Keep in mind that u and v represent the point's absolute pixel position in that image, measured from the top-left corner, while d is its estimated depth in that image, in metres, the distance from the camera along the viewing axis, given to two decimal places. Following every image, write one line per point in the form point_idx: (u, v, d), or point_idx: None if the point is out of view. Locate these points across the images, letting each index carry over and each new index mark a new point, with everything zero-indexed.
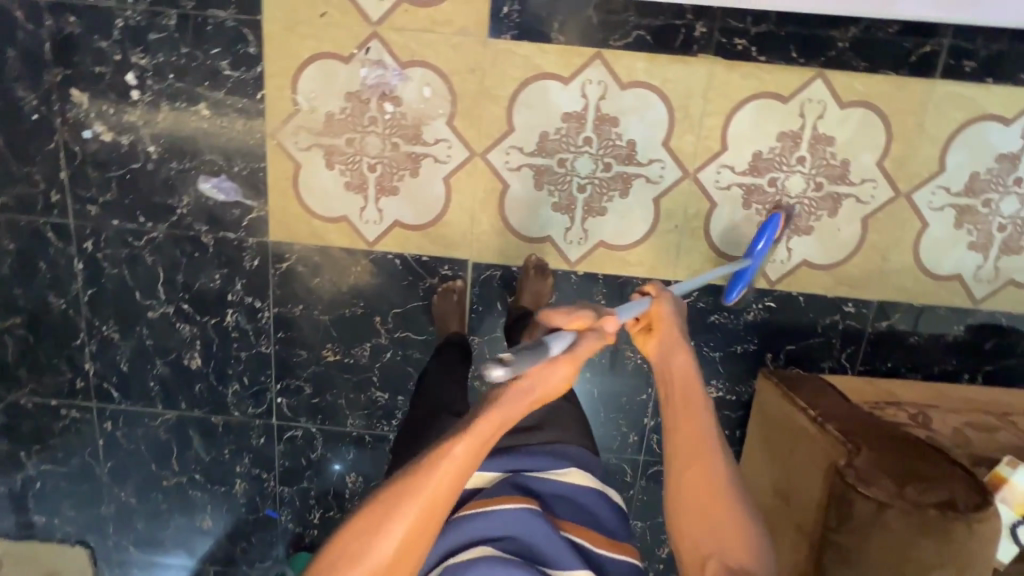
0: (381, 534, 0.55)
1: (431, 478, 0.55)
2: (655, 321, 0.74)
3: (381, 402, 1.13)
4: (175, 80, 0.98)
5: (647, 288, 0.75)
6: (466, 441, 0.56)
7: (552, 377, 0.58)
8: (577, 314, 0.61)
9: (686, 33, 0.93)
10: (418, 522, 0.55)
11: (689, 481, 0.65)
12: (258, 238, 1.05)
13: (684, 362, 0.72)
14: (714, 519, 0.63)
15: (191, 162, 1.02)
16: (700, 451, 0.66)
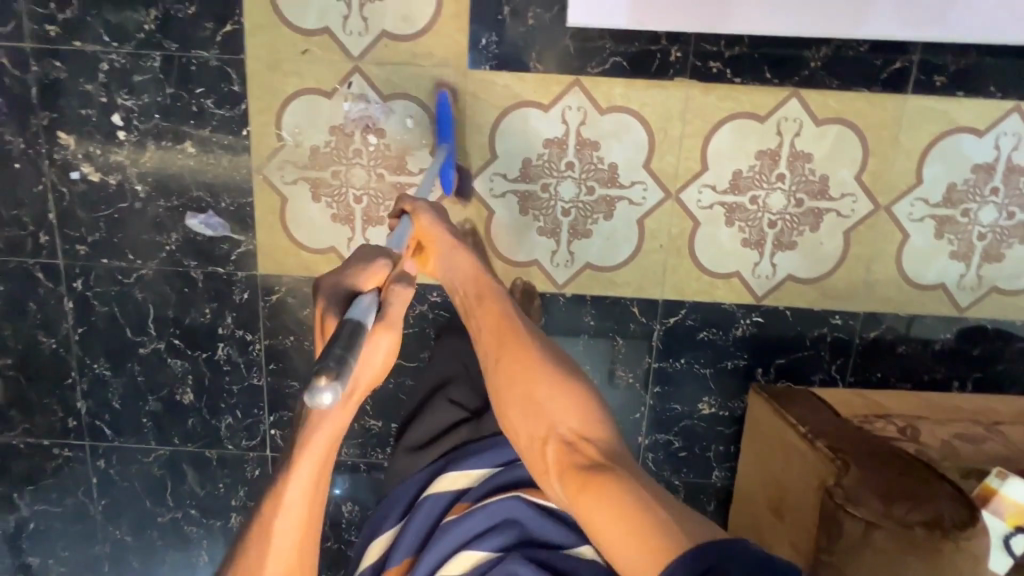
0: (278, 518, 0.61)
1: (302, 465, 0.60)
2: (426, 239, 0.78)
3: (375, 430, 1.13)
4: (162, 119, 0.99)
5: (404, 208, 0.77)
6: (333, 420, 0.60)
7: (371, 354, 0.59)
8: (372, 271, 0.63)
9: (662, 57, 0.95)
10: (306, 495, 0.61)
11: (519, 367, 0.74)
12: (248, 272, 1.06)
13: (462, 263, 0.79)
14: (555, 401, 0.73)
15: (179, 198, 1.03)
16: (511, 336, 0.76)
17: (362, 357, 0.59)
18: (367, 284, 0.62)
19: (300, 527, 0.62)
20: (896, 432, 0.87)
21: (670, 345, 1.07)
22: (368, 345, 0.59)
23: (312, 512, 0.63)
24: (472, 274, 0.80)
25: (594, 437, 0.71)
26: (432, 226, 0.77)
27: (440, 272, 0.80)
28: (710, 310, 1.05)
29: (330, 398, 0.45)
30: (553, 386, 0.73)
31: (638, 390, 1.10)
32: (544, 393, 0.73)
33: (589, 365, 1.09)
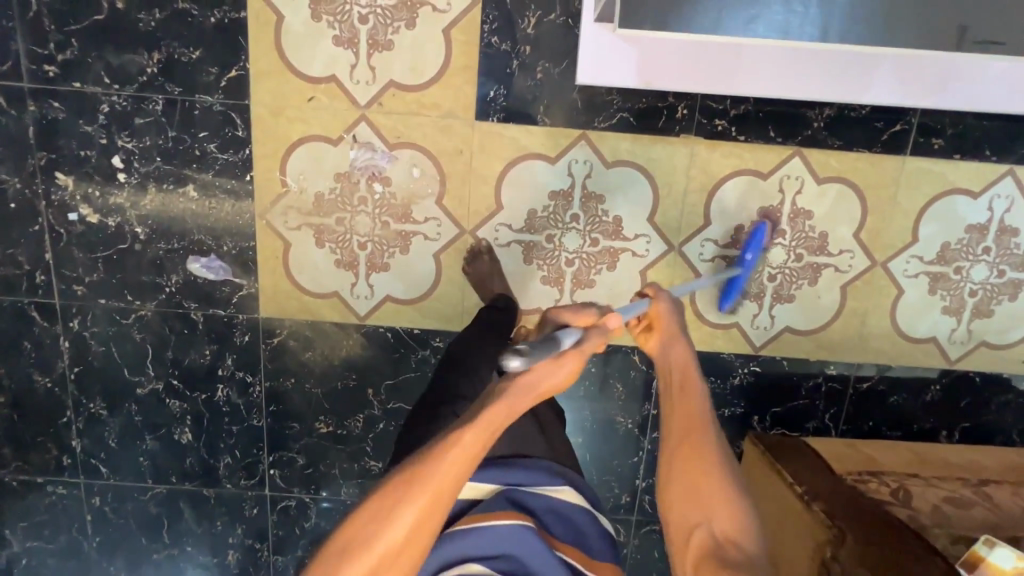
0: (394, 520, 0.55)
1: (439, 466, 0.56)
2: (654, 319, 0.79)
3: (375, 471, 1.13)
4: (163, 163, 0.98)
5: (647, 291, 0.80)
6: (471, 430, 0.57)
7: (555, 370, 0.58)
8: (583, 312, 0.64)
9: (668, 114, 0.96)
10: (431, 507, 0.55)
11: (687, 450, 0.72)
12: (249, 315, 1.05)
13: (680, 353, 0.77)
14: (711, 504, 0.69)
15: (180, 242, 1.02)
16: (693, 426, 0.73)
17: (523, 380, 0.58)
18: (576, 322, 0.63)
19: (405, 541, 0.55)
20: (889, 493, 0.91)
21: None
22: (548, 365, 0.58)
23: (424, 526, 0.55)
24: (683, 363, 0.77)
25: (745, 545, 0.66)
26: (661, 308, 0.78)
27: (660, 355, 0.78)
28: (709, 359, 1.07)
29: (517, 364, 0.54)
30: (721, 496, 0.69)
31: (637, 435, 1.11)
32: (706, 497, 0.69)
33: (589, 410, 1.10)
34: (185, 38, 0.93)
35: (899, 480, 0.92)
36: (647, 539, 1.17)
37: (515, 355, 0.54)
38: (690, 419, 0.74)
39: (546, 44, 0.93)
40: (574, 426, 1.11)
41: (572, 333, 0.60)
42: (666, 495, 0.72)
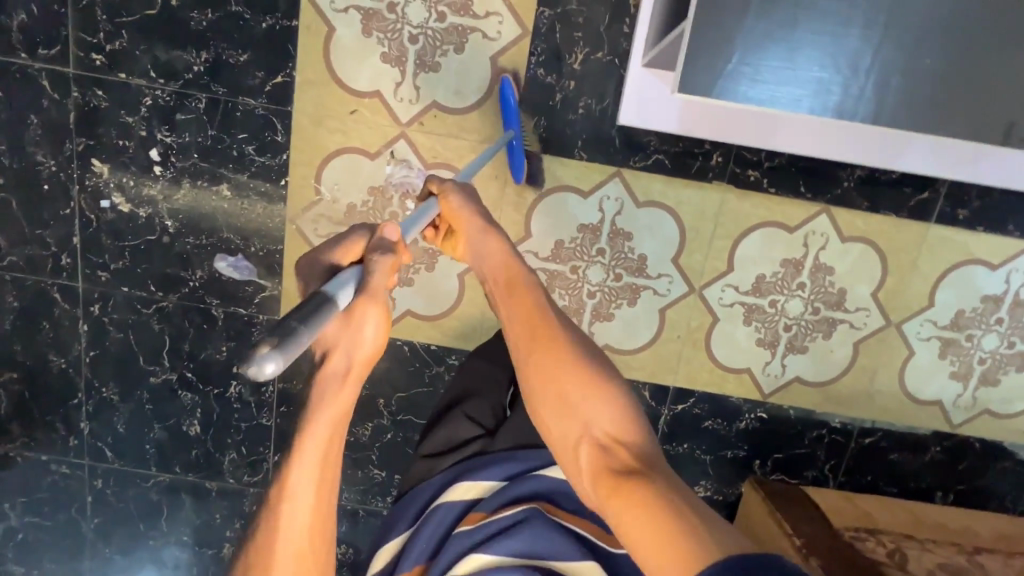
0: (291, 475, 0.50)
1: (318, 411, 0.49)
2: (450, 219, 0.72)
3: (377, 480, 1.14)
4: (200, 160, 0.99)
5: (433, 189, 0.73)
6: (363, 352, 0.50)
7: (355, 325, 0.49)
8: (349, 247, 0.56)
9: (703, 160, 0.97)
10: (322, 448, 0.50)
11: (536, 363, 0.64)
12: (269, 316, 1.06)
13: (495, 247, 0.70)
14: (582, 407, 0.61)
15: (209, 238, 1.03)
16: (540, 329, 0.66)
17: (334, 325, 0.48)
18: (346, 260, 0.55)
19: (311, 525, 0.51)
20: (885, 554, 0.93)
21: (675, 429, 1.10)
22: (339, 327, 0.49)
23: (329, 472, 0.51)
24: (500, 257, 0.70)
25: (628, 446, 0.60)
26: (462, 205, 0.70)
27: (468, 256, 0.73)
28: (717, 401, 1.09)
29: (276, 369, 0.38)
30: (575, 380, 0.62)
31: None
32: (565, 370, 0.63)
33: None
34: (234, 41, 0.94)
35: (896, 542, 0.95)
36: None
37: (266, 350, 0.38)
38: (533, 305, 0.67)
39: (590, 81, 0.94)
40: None
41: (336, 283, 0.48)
42: (533, 392, 0.64)
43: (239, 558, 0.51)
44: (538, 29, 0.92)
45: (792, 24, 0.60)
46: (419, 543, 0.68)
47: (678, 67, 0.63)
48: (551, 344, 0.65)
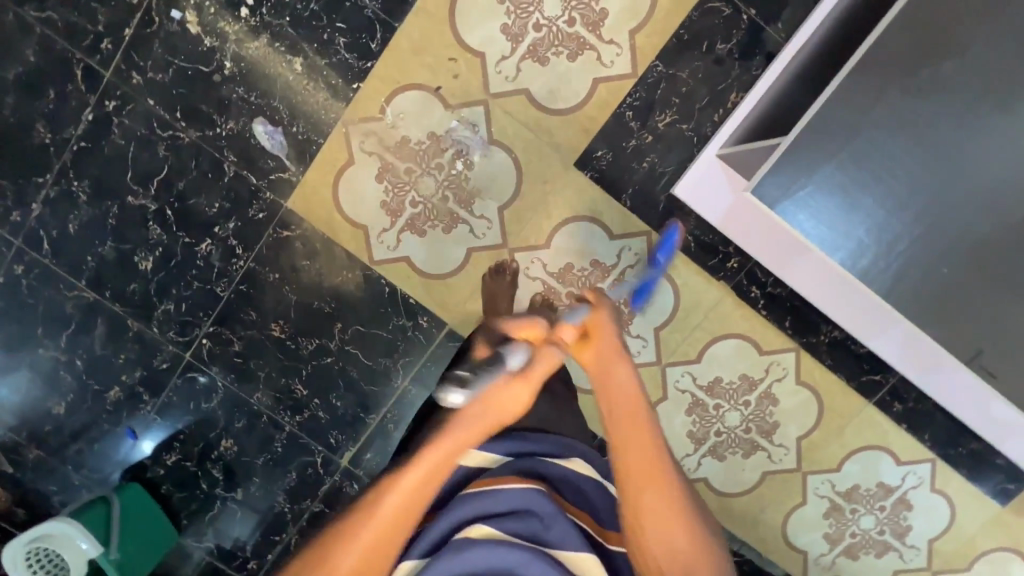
0: (373, 505, 0.58)
1: (426, 454, 0.61)
2: (593, 329, 0.72)
3: (297, 394, 1.14)
4: (289, 25, 0.99)
5: (587, 295, 0.76)
6: (477, 408, 0.64)
7: (507, 393, 0.65)
8: (531, 325, 0.71)
9: (721, 258, 1.05)
10: (410, 480, 0.59)
11: (633, 452, 0.64)
12: (276, 197, 1.05)
13: (625, 374, 0.69)
14: (676, 525, 0.62)
15: (257, 98, 1.01)
16: (635, 414, 0.66)
17: (484, 404, 0.65)
18: (521, 334, 0.71)
19: (392, 522, 0.58)
20: None
21: None
22: (478, 409, 0.65)
23: (407, 504, 0.58)
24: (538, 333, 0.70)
25: (676, 538, 0.62)
26: (600, 319, 0.72)
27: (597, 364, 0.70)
28: None
29: (459, 399, 0.68)
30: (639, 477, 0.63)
31: None
32: (652, 440, 0.65)
33: None
34: None
35: None
36: None
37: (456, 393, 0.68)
38: (597, 373, 0.69)
39: (665, 144, 1.00)
40: None
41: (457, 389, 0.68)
42: (632, 519, 0.62)
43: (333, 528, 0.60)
44: (645, 78, 0.98)
45: (863, 185, 0.70)
46: None
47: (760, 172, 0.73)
48: (614, 428, 0.65)
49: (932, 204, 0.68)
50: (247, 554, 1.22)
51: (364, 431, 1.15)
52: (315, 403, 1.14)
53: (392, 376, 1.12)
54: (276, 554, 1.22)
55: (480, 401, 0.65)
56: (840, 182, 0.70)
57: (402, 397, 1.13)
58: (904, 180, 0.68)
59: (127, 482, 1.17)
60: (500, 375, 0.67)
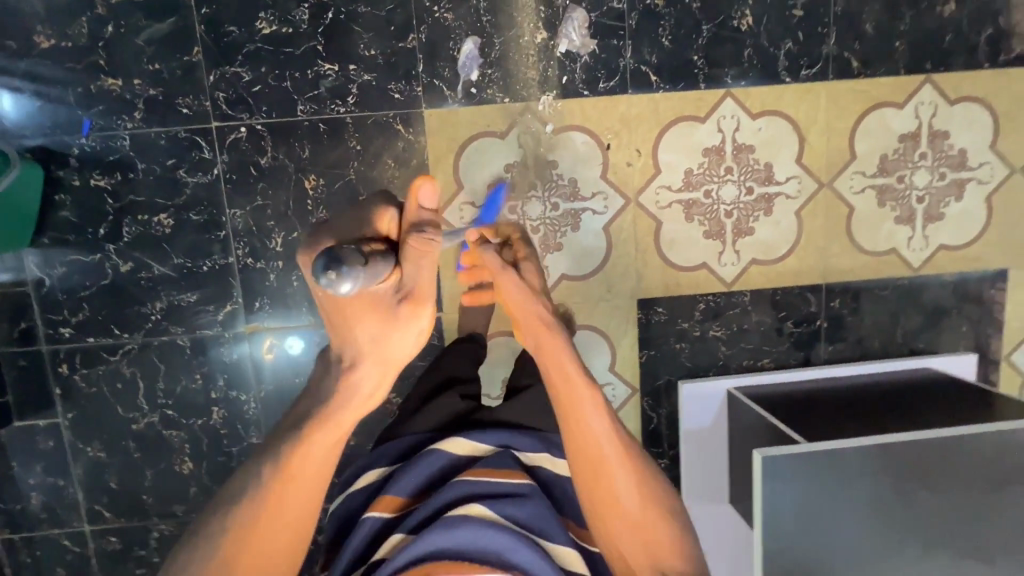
0: (257, 530, 0.53)
1: (296, 488, 0.53)
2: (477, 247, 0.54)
3: (268, 244, 1.05)
4: (564, 7, 1.01)
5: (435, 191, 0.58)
6: (351, 411, 0.53)
7: (392, 330, 0.50)
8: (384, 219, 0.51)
9: (658, 451, 1.16)
10: (292, 507, 0.54)
11: (577, 426, 0.62)
12: (423, 98, 1.02)
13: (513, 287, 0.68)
14: (614, 469, 0.62)
15: (487, 23, 1.01)
16: (571, 385, 0.63)
17: (350, 342, 0.51)
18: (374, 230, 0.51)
19: (299, 506, 0.54)
20: None
21: None
22: (367, 314, 0.49)
23: (301, 520, 0.54)
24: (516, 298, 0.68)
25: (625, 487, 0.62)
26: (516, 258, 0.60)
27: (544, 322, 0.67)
28: None
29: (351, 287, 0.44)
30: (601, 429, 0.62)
31: None
32: (581, 390, 0.63)
33: None
34: (676, 32, 1.03)
35: None
36: None
37: (345, 281, 0.43)
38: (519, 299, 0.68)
39: (701, 346, 1.12)
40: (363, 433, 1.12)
41: (349, 275, 0.43)
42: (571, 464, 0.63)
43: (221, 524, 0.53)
44: (731, 294, 1.11)
45: (822, 518, 0.81)
46: (407, 478, 0.66)
47: (778, 449, 0.80)
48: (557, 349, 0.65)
49: (845, 569, 0.80)
50: (70, 318, 1.06)
51: (289, 321, 1.08)
52: (274, 265, 1.06)
53: None
54: (97, 342, 1.07)
55: (348, 377, 0.52)
56: (797, 513, 0.80)
57: None
58: (846, 537, 0.80)
59: (33, 161, 0.99)
60: (374, 284, 0.46)
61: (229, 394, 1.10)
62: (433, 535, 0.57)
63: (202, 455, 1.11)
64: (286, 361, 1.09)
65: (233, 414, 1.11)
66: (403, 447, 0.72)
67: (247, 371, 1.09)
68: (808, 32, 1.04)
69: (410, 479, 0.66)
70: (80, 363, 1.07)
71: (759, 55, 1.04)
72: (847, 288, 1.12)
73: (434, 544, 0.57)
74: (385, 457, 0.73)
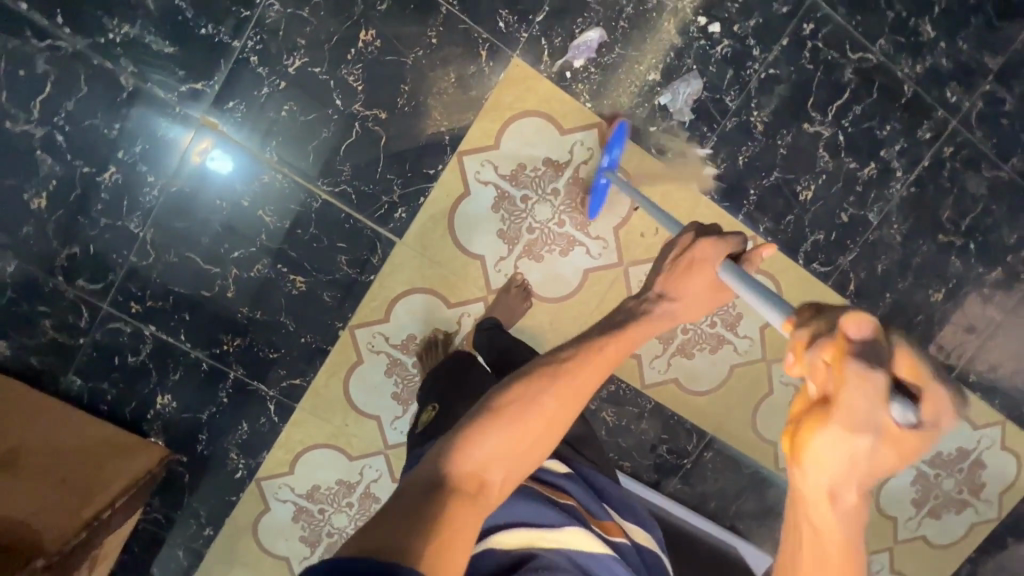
0: (523, 418, 0.57)
1: (538, 410, 0.58)
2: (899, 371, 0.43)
3: (284, 58, 0.93)
4: (688, 68, 0.99)
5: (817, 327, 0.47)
6: (594, 352, 0.62)
7: (855, 445, 0.43)
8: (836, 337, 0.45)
9: None
10: (527, 439, 0.57)
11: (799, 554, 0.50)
12: (522, 45, 0.96)
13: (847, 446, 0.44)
14: None
15: (621, 28, 0.97)
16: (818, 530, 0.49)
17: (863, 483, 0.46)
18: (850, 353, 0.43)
19: (561, 411, 0.59)
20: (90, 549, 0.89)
21: (244, 391, 1.06)
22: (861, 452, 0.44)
23: (530, 448, 0.57)
24: (907, 441, 0.43)
25: None
26: (934, 397, 0.43)
27: (841, 440, 0.43)
28: (264, 438, 1.09)
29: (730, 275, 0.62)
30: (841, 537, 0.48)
31: (207, 347, 1.04)
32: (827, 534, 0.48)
33: (286, 229, 1.00)
34: (753, 159, 1.05)
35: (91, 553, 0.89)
36: (69, 304, 0.99)
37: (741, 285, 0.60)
38: (885, 449, 0.44)
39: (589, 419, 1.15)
40: (244, 293, 1.02)
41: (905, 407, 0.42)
42: None
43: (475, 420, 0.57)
44: (640, 394, 1.15)
45: None
46: None
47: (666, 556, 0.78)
48: (825, 473, 0.45)
49: None
50: None
51: (251, 143, 0.96)
52: (274, 82, 0.94)
53: (329, 178, 0.98)
54: (29, 14, 0.88)
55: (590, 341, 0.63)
56: None
57: (304, 190, 0.99)
58: None
59: None
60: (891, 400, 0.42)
61: (137, 166, 0.95)
62: (548, 551, 0.60)
63: (61, 203, 0.95)
64: (220, 178, 0.97)
65: (126, 187, 0.95)
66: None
67: (172, 159, 0.95)
68: (841, 237, 1.10)
69: None
70: None
71: (797, 226, 1.09)
72: (723, 449, 1.20)
73: (549, 557, 0.59)
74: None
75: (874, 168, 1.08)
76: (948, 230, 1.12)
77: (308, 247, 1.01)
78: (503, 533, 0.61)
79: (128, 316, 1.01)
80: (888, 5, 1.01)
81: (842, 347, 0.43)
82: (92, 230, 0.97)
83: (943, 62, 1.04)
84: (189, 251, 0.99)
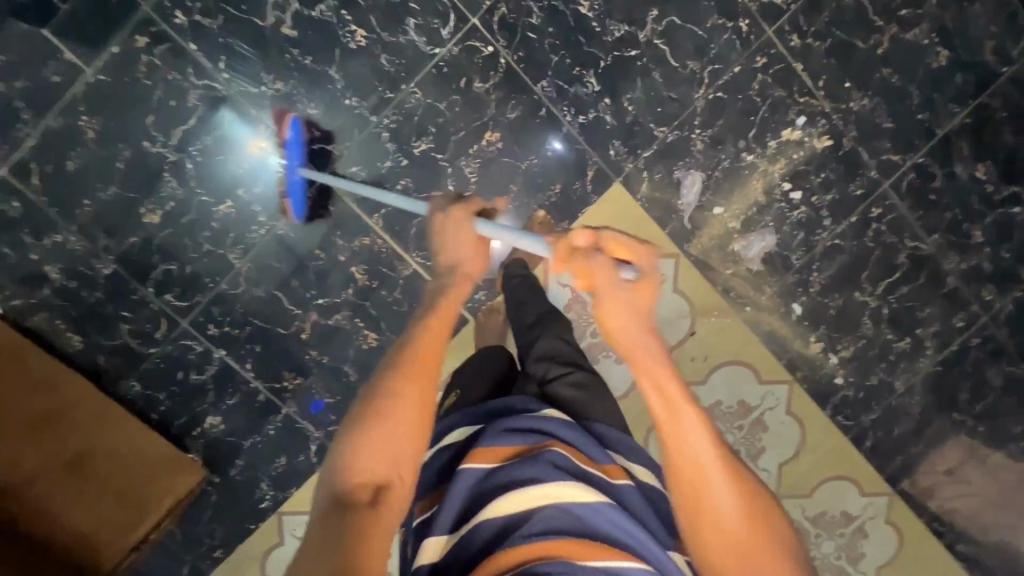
0: (393, 396, 0.65)
1: (403, 401, 0.65)
2: (619, 251, 0.70)
3: (412, 140, 1.00)
4: (766, 224, 1.09)
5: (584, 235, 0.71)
6: (427, 331, 0.71)
7: (639, 307, 0.68)
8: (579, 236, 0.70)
9: None
10: (404, 416, 0.64)
11: (681, 442, 0.62)
12: (625, 174, 1.05)
13: (618, 327, 0.68)
14: (726, 513, 0.60)
15: (715, 178, 1.07)
16: (671, 407, 0.63)
17: (643, 344, 0.67)
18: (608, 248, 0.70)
19: (426, 369, 0.68)
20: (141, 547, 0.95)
21: (290, 427, 1.10)
22: (624, 292, 0.68)
23: (406, 443, 0.64)
24: (645, 287, 0.69)
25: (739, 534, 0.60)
26: (642, 257, 0.70)
27: (618, 311, 0.67)
28: (297, 473, 1.11)
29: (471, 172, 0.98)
30: (695, 424, 0.63)
31: (268, 380, 1.08)
32: (682, 410, 0.63)
33: (371, 289, 1.06)
34: (805, 313, 1.14)
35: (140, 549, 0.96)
36: (150, 316, 1.03)
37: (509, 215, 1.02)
38: (635, 297, 0.68)
39: None
40: (317, 337, 1.07)
41: (631, 268, 0.70)
42: (696, 523, 0.61)
43: (352, 417, 0.66)
44: None
45: None
46: (499, 440, 0.66)
47: None
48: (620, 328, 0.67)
49: None
50: (194, 13, 0.94)
51: (360, 206, 1.03)
52: (397, 158, 1.01)
53: (424, 251, 1.05)
54: (194, 53, 0.95)
55: (430, 319, 0.73)
56: None
57: (399, 258, 1.05)
58: None
59: None
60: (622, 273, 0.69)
61: (252, 206, 1.01)
62: (544, 514, 0.58)
63: (172, 223, 1.00)
64: (324, 232, 1.03)
65: (236, 222, 1.01)
66: (487, 408, 0.75)
67: (286, 206, 1.01)
68: (867, 397, 1.19)
69: (500, 436, 0.67)
70: (160, 52, 0.94)
71: (830, 379, 1.18)
72: None
73: (544, 520, 0.57)
74: (466, 418, 0.74)
75: (908, 343, 1.18)
76: (962, 409, 1.22)
77: (388, 307, 1.07)
78: (495, 504, 0.60)
79: (203, 337, 1.05)
80: (948, 206, 1.12)
81: (582, 246, 0.70)
82: (193, 253, 1.02)
83: (985, 264, 1.15)
84: (278, 290, 1.04)
